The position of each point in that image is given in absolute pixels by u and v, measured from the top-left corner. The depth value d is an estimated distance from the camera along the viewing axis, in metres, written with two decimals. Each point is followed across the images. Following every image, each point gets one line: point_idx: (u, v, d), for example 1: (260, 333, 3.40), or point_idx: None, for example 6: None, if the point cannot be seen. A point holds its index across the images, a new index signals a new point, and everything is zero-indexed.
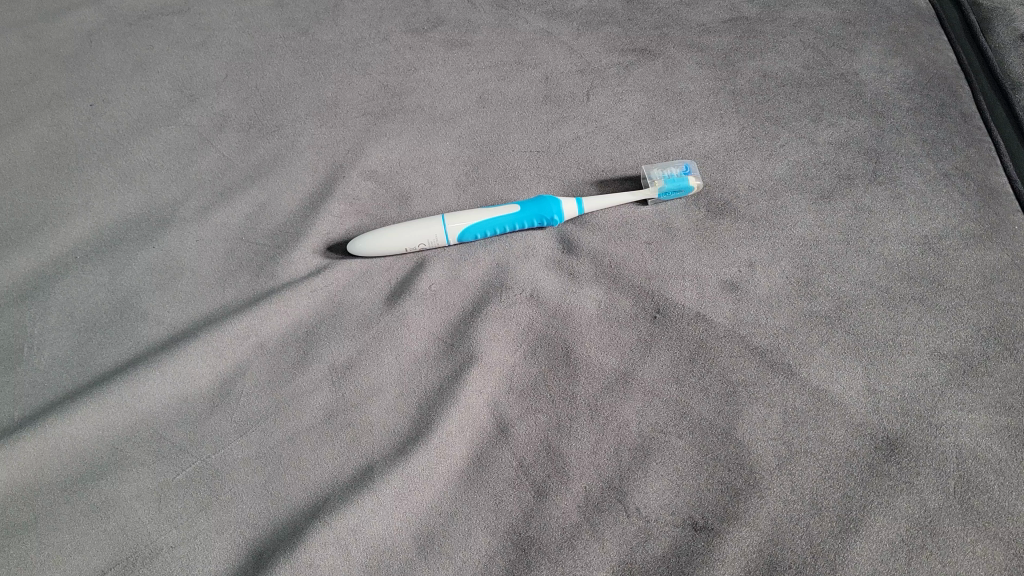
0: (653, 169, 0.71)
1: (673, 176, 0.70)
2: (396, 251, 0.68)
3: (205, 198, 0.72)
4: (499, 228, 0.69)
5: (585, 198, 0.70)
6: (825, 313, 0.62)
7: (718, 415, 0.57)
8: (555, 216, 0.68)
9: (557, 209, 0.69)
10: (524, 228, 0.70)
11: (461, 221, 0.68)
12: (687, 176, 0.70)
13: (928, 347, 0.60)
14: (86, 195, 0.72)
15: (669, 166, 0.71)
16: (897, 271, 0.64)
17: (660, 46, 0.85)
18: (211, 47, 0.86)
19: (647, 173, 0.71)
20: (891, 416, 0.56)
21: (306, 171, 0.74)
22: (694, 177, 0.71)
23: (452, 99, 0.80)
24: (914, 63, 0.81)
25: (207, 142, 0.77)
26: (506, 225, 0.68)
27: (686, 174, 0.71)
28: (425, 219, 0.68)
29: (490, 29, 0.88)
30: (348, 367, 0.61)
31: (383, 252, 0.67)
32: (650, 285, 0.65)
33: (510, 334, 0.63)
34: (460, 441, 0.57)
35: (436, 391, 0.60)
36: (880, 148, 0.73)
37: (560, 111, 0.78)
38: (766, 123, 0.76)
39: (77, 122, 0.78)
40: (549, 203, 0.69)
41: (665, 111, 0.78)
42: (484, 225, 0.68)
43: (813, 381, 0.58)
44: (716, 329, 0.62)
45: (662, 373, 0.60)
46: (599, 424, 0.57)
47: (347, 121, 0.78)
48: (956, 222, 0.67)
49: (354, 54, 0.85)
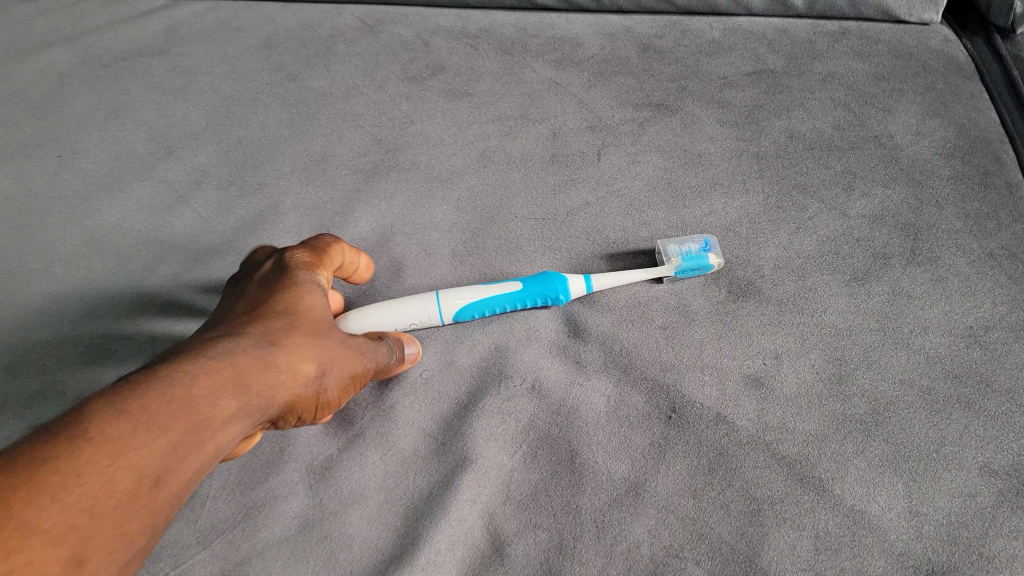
0: (670, 244, 0.64)
1: (692, 253, 0.63)
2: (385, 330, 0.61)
3: (179, 264, 0.66)
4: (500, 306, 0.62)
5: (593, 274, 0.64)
6: (860, 417, 0.56)
7: (740, 538, 0.51)
8: (553, 293, 0.62)
9: (556, 284, 0.62)
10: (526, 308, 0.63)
11: (452, 302, 0.61)
12: (708, 254, 0.63)
13: (976, 462, 0.53)
14: (48, 258, 0.66)
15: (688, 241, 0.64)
16: (939, 369, 0.58)
17: (678, 100, 0.76)
18: (191, 93, 0.77)
19: (662, 249, 0.64)
20: (937, 545, 0.50)
21: (290, 236, 0.68)
22: (715, 255, 0.64)
23: (451, 156, 0.72)
24: (955, 124, 0.73)
25: (183, 201, 0.70)
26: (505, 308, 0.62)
27: (706, 253, 0.64)
28: (417, 295, 0.62)
29: (494, 78, 0.78)
30: (327, 468, 0.56)
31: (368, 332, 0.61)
32: (665, 379, 0.59)
33: (509, 433, 0.57)
34: (449, 561, 0.52)
35: (425, 500, 0.55)
36: (919, 222, 0.66)
37: (568, 172, 0.71)
38: (793, 191, 0.68)
39: (43, 175, 0.71)
40: (554, 280, 0.62)
41: (682, 174, 0.70)
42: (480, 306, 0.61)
43: (848, 500, 0.52)
44: (738, 434, 0.55)
45: (678, 485, 0.54)
46: (606, 545, 0.51)
47: (336, 179, 0.71)
48: (1003, 310, 0.61)
49: (347, 103, 0.77)
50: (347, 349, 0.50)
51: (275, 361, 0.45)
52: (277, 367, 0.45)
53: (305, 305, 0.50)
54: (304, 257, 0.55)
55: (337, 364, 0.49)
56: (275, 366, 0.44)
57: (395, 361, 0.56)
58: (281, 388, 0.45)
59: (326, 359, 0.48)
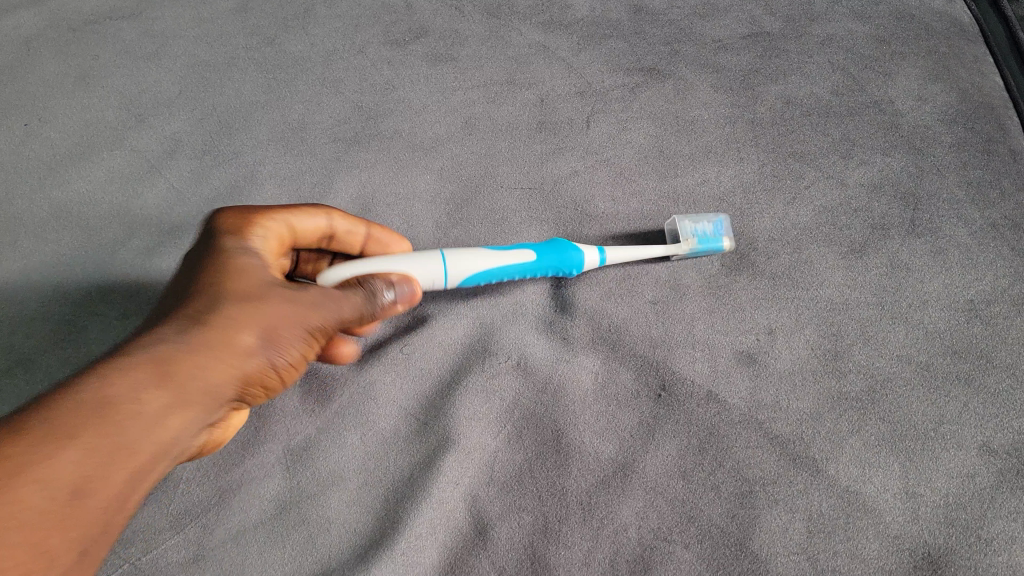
0: (685, 221, 0.60)
1: (707, 233, 0.60)
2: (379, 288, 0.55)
3: (151, 237, 0.64)
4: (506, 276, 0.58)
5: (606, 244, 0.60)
6: (857, 395, 0.54)
7: (731, 520, 0.49)
8: (571, 250, 0.59)
9: (570, 243, 0.59)
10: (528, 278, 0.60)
11: (465, 255, 0.57)
12: (721, 237, 0.60)
13: (974, 441, 0.52)
14: (14, 231, 0.64)
15: (704, 219, 0.60)
16: (938, 344, 0.56)
17: (671, 65, 0.73)
18: (163, 58, 0.74)
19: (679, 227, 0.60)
20: (933, 527, 0.49)
21: (267, 208, 0.65)
22: (727, 237, 0.61)
23: (434, 123, 0.70)
24: (957, 89, 0.70)
25: (156, 172, 0.67)
26: (522, 263, 0.58)
27: (718, 234, 0.60)
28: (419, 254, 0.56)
29: (479, 41, 0.75)
30: (305, 449, 0.54)
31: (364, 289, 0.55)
32: (655, 355, 0.57)
33: (493, 413, 0.55)
34: (430, 545, 0.50)
35: (406, 482, 0.53)
36: (920, 191, 0.64)
37: (556, 140, 0.68)
38: (790, 159, 0.66)
39: (8, 144, 0.68)
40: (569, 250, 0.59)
41: (675, 142, 0.67)
42: (497, 259, 0.57)
43: (843, 480, 0.51)
44: (730, 413, 0.54)
45: (667, 466, 0.52)
46: (592, 528, 0.50)
47: (315, 147, 0.68)
48: (1005, 283, 0.59)
49: (326, 68, 0.73)
50: (302, 311, 0.48)
51: (206, 354, 0.44)
52: (206, 361, 0.44)
53: (247, 283, 0.48)
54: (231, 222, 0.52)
55: (289, 332, 0.47)
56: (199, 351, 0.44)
57: (388, 296, 0.52)
58: (217, 380, 0.44)
59: (275, 331, 0.46)
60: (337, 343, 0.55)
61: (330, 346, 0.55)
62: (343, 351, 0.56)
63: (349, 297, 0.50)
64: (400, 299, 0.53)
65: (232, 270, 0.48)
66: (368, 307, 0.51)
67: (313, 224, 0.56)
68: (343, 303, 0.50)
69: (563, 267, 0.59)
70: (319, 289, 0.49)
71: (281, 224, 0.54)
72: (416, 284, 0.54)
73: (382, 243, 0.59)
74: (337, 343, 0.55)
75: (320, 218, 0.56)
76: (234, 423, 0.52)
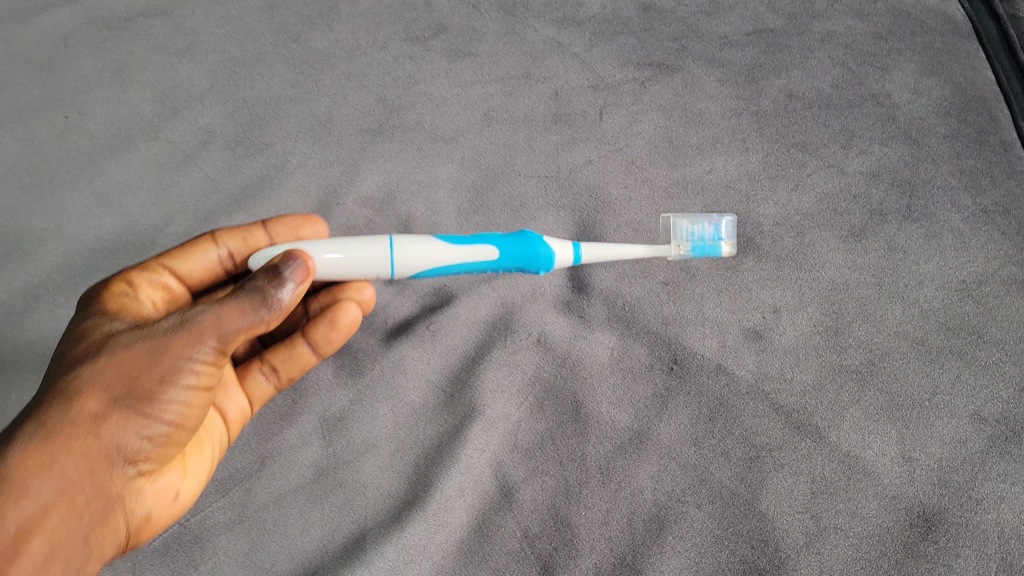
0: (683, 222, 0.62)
1: (705, 238, 0.62)
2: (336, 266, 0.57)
3: (189, 224, 0.68)
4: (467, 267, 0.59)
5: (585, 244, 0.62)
6: (857, 367, 0.58)
7: (740, 483, 0.53)
8: (540, 246, 0.59)
9: (541, 239, 0.60)
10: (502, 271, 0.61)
11: (417, 244, 0.58)
12: (719, 242, 0.62)
13: (966, 410, 0.55)
14: (59, 218, 0.68)
15: (703, 221, 0.63)
16: (933, 321, 0.60)
17: (679, 60, 0.76)
18: (195, 54, 0.77)
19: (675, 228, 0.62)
20: (928, 488, 0.52)
21: (298, 197, 0.69)
22: (726, 241, 0.63)
23: (454, 115, 0.73)
24: (951, 83, 0.74)
25: (191, 162, 0.71)
26: (480, 260, 0.59)
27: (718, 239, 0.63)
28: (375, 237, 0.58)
29: (496, 37, 0.79)
30: (340, 420, 0.58)
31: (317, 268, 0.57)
32: (667, 332, 0.60)
33: (515, 385, 0.59)
34: (459, 506, 0.54)
35: (435, 449, 0.56)
36: (915, 179, 0.67)
37: (571, 131, 0.72)
38: (793, 149, 0.70)
39: (50, 137, 0.72)
40: (533, 242, 0.60)
41: (684, 133, 0.71)
42: (452, 253, 0.58)
43: (844, 446, 0.54)
44: (738, 385, 0.57)
45: (680, 434, 0.55)
46: (610, 491, 0.54)
47: (341, 138, 0.72)
48: (995, 265, 0.62)
49: (350, 63, 0.77)
50: (157, 349, 0.48)
51: (53, 436, 0.47)
52: (57, 439, 0.47)
53: (85, 346, 0.50)
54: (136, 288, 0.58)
55: (150, 376, 0.48)
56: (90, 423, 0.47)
57: (269, 281, 0.50)
58: (77, 452, 0.47)
59: (129, 381, 0.48)
60: (333, 313, 0.58)
61: (325, 321, 0.58)
62: (343, 316, 0.58)
63: (220, 306, 0.49)
64: (286, 278, 0.51)
65: (88, 338, 0.51)
66: (257, 306, 0.50)
67: (210, 251, 0.62)
68: (215, 313, 0.49)
69: (529, 265, 0.60)
70: (188, 311, 0.49)
71: (162, 269, 0.60)
72: (301, 257, 0.52)
73: (288, 225, 0.62)
74: (331, 313, 0.58)
75: (211, 242, 0.62)
76: (178, 475, 0.52)
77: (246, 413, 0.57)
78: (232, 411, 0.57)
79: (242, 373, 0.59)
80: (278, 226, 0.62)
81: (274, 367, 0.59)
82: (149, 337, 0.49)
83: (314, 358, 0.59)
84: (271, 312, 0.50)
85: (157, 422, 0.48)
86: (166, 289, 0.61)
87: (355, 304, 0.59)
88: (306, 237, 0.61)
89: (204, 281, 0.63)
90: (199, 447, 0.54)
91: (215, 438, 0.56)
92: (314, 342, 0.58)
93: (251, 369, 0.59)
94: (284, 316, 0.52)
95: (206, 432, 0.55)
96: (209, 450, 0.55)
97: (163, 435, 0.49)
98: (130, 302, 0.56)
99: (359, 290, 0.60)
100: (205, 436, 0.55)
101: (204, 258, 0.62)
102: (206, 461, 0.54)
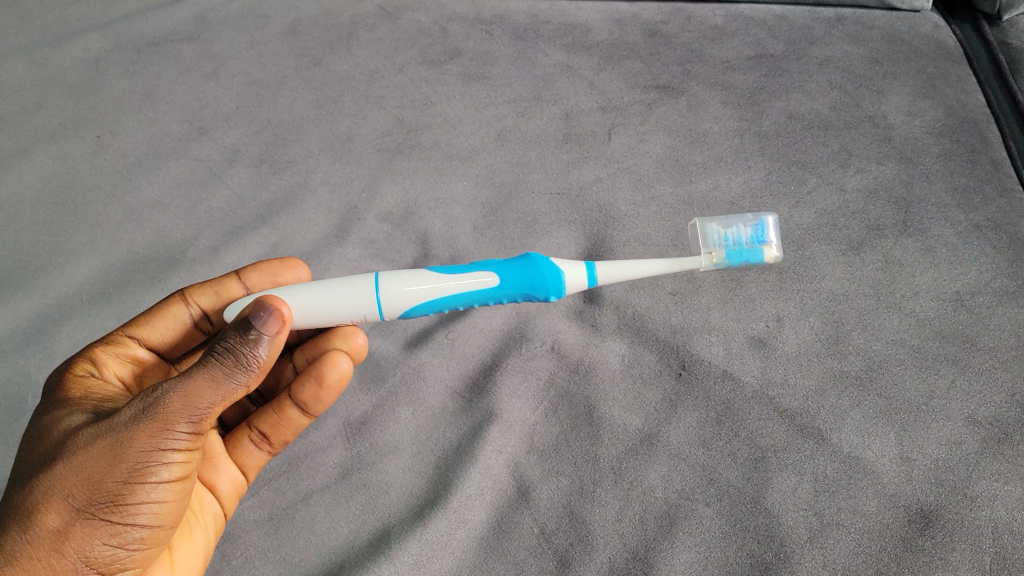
0: (715, 225, 0.58)
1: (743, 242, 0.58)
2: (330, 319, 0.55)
3: (216, 237, 0.71)
4: (467, 300, 0.54)
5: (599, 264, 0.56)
6: (856, 373, 0.60)
7: (746, 482, 0.56)
8: (547, 269, 0.54)
9: (546, 262, 0.54)
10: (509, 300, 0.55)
11: (410, 277, 0.54)
12: (759, 247, 0.58)
13: (961, 413, 0.58)
14: (92, 233, 0.71)
15: (738, 224, 0.58)
16: (928, 330, 0.63)
17: (684, 83, 0.80)
18: (221, 77, 0.81)
19: (707, 233, 0.58)
20: (925, 487, 0.55)
21: (320, 212, 0.72)
22: (768, 246, 0.58)
23: (469, 135, 0.77)
24: (944, 105, 0.77)
25: (217, 179, 0.74)
26: (480, 289, 0.54)
27: (759, 242, 0.58)
28: (360, 280, 0.54)
29: (508, 62, 0.82)
30: (363, 423, 0.61)
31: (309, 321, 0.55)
32: (675, 340, 0.63)
33: (531, 390, 0.62)
34: (479, 505, 0.56)
35: (454, 451, 0.59)
36: (910, 197, 0.71)
37: (581, 150, 0.75)
38: (793, 167, 0.73)
39: (83, 155, 0.75)
40: (539, 267, 0.54)
41: (689, 152, 0.74)
42: (448, 283, 0.54)
43: (845, 447, 0.57)
44: (744, 390, 0.60)
45: (689, 436, 0.58)
46: (623, 489, 0.56)
47: (361, 157, 0.75)
48: (988, 277, 0.65)
49: (369, 86, 0.81)
50: (119, 445, 0.45)
51: (15, 559, 0.44)
52: (21, 562, 0.44)
53: (46, 447, 0.47)
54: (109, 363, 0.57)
55: (117, 477, 0.45)
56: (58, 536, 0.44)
57: (241, 341, 0.46)
58: (42, 574, 0.44)
59: (91, 487, 0.44)
60: (320, 369, 0.56)
61: (312, 379, 0.56)
62: (331, 372, 0.56)
63: (186, 382, 0.46)
64: (256, 336, 0.46)
65: (47, 438, 0.48)
66: (231, 371, 0.46)
67: (180, 312, 0.61)
68: (183, 392, 0.45)
69: (536, 290, 0.54)
70: (151, 395, 0.46)
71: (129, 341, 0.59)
72: (273, 307, 0.47)
73: (261, 271, 0.61)
74: (318, 369, 0.56)
75: (182, 301, 0.61)
76: (166, 572, 0.50)
77: (239, 486, 0.57)
78: (225, 486, 0.56)
79: (231, 445, 0.58)
80: (250, 273, 0.61)
81: (263, 434, 0.58)
82: (109, 433, 0.45)
83: (305, 419, 0.58)
84: (247, 374, 0.47)
85: (131, 527, 0.46)
86: (137, 360, 0.60)
87: (345, 355, 0.58)
88: (284, 282, 0.61)
89: (179, 344, 0.62)
90: (188, 534, 0.53)
91: (208, 518, 0.55)
92: (303, 403, 0.57)
93: (239, 437, 0.58)
94: (261, 375, 0.48)
95: (198, 511, 0.54)
96: (200, 536, 0.53)
97: (138, 538, 0.46)
98: (96, 380, 0.55)
99: (348, 339, 0.59)
100: (194, 521, 0.53)
101: (175, 320, 0.61)
102: (199, 546, 0.53)
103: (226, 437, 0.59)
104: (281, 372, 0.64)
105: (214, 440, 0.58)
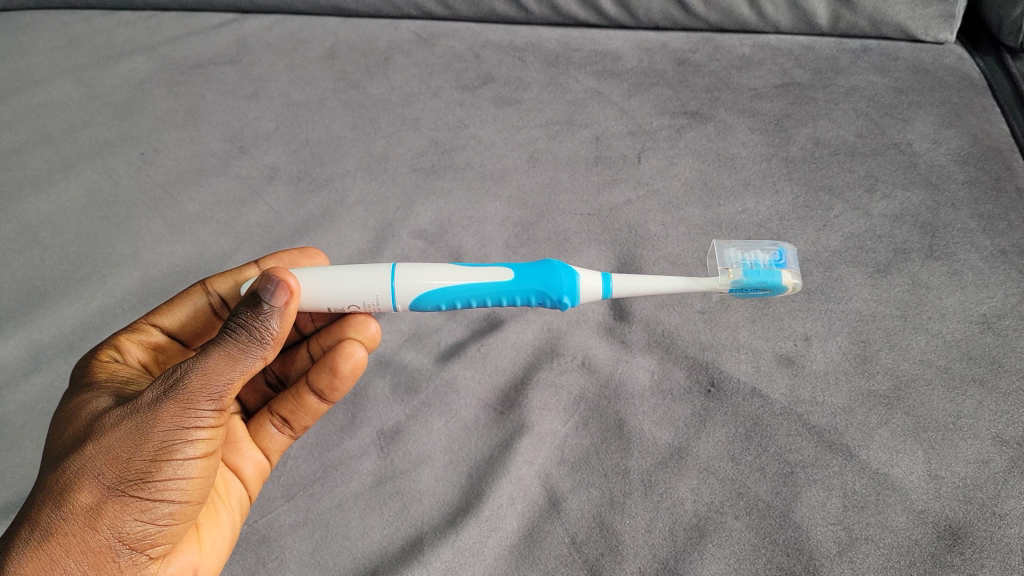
0: (732, 250, 0.61)
1: (757, 265, 0.60)
2: (339, 303, 0.57)
3: (254, 250, 0.72)
4: (479, 297, 0.56)
5: (616, 277, 0.58)
6: (884, 392, 0.61)
7: (774, 496, 0.56)
8: (563, 273, 0.56)
9: (565, 266, 0.56)
10: (521, 302, 0.57)
11: (429, 270, 0.56)
12: (776, 270, 0.59)
13: (988, 433, 0.59)
14: (135, 245, 0.73)
15: (756, 250, 0.61)
16: (955, 351, 0.63)
17: (712, 109, 0.82)
18: (262, 98, 0.84)
19: (723, 254, 0.61)
20: (954, 504, 0.55)
21: (356, 228, 0.73)
22: (786, 272, 0.60)
23: (502, 157, 0.79)
24: (968, 134, 0.79)
25: (257, 195, 0.76)
26: (493, 282, 0.56)
27: (775, 267, 0.60)
28: (374, 269, 0.56)
29: (540, 87, 0.85)
30: (396, 433, 0.62)
31: (319, 302, 0.57)
32: (704, 357, 0.64)
33: (562, 404, 0.63)
34: (510, 513, 0.57)
35: (486, 461, 0.60)
36: (936, 222, 0.72)
37: (611, 172, 0.77)
38: (820, 192, 0.74)
39: (128, 171, 0.78)
40: (556, 272, 0.56)
41: (717, 175, 0.76)
42: (463, 277, 0.56)
43: (873, 464, 0.57)
44: (772, 406, 0.61)
45: (717, 450, 0.59)
46: (652, 502, 0.57)
47: (396, 176, 0.77)
48: (1014, 300, 0.66)
49: (405, 109, 0.83)
50: (146, 424, 0.47)
51: (51, 535, 0.46)
52: (56, 538, 0.46)
53: (73, 431, 0.49)
54: (132, 351, 0.59)
55: (144, 455, 0.47)
56: (92, 513, 0.46)
57: (253, 317, 0.48)
58: (78, 549, 0.46)
59: (121, 465, 0.46)
60: (334, 359, 0.58)
61: (326, 369, 0.58)
62: (344, 363, 0.58)
63: (205, 361, 0.47)
64: (268, 309, 0.48)
65: (75, 421, 0.50)
66: (246, 348, 0.48)
67: (198, 300, 0.62)
68: (202, 371, 0.47)
69: (549, 290, 0.56)
70: (172, 376, 0.48)
71: (151, 328, 0.61)
72: (280, 278, 0.48)
73: (281, 259, 0.62)
74: (332, 359, 0.58)
75: (202, 290, 0.62)
76: (195, 552, 0.52)
77: (263, 469, 0.59)
78: (249, 470, 0.58)
79: (254, 429, 0.61)
80: (270, 260, 0.62)
81: (285, 419, 0.60)
82: (134, 413, 0.47)
83: (322, 406, 0.60)
84: (263, 348, 0.49)
85: (160, 502, 0.47)
86: (158, 347, 0.62)
87: (360, 344, 0.60)
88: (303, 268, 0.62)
89: (200, 331, 0.63)
90: (215, 515, 0.55)
91: (234, 500, 0.57)
92: (319, 391, 0.59)
93: (262, 423, 0.61)
94: (277, 346, 0.50)
95: (224, 493, 0.57)
96: (227, 517, 0.56)
97: (168, 514, 0.48)
98: (118, 365, 0.57)
99: (364, 327, 0.61)
100: (220, 504, 0.56)
101: (195, 308, 0.62)
102: (225, 526, 0.55)
103: (250, 422, 0.61)
104: (298, 359, 0.66)
105: (238, 426, 0.61)
